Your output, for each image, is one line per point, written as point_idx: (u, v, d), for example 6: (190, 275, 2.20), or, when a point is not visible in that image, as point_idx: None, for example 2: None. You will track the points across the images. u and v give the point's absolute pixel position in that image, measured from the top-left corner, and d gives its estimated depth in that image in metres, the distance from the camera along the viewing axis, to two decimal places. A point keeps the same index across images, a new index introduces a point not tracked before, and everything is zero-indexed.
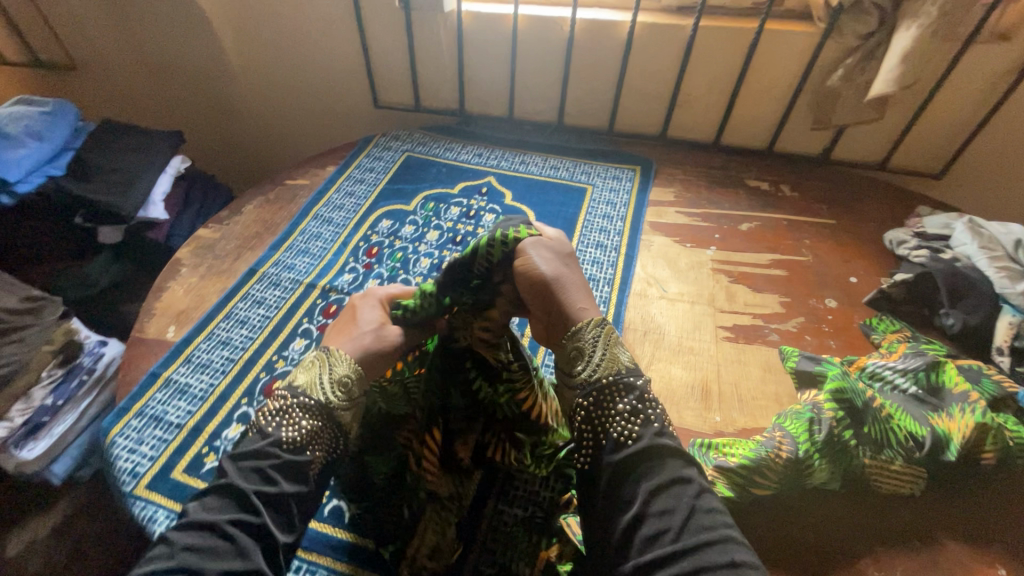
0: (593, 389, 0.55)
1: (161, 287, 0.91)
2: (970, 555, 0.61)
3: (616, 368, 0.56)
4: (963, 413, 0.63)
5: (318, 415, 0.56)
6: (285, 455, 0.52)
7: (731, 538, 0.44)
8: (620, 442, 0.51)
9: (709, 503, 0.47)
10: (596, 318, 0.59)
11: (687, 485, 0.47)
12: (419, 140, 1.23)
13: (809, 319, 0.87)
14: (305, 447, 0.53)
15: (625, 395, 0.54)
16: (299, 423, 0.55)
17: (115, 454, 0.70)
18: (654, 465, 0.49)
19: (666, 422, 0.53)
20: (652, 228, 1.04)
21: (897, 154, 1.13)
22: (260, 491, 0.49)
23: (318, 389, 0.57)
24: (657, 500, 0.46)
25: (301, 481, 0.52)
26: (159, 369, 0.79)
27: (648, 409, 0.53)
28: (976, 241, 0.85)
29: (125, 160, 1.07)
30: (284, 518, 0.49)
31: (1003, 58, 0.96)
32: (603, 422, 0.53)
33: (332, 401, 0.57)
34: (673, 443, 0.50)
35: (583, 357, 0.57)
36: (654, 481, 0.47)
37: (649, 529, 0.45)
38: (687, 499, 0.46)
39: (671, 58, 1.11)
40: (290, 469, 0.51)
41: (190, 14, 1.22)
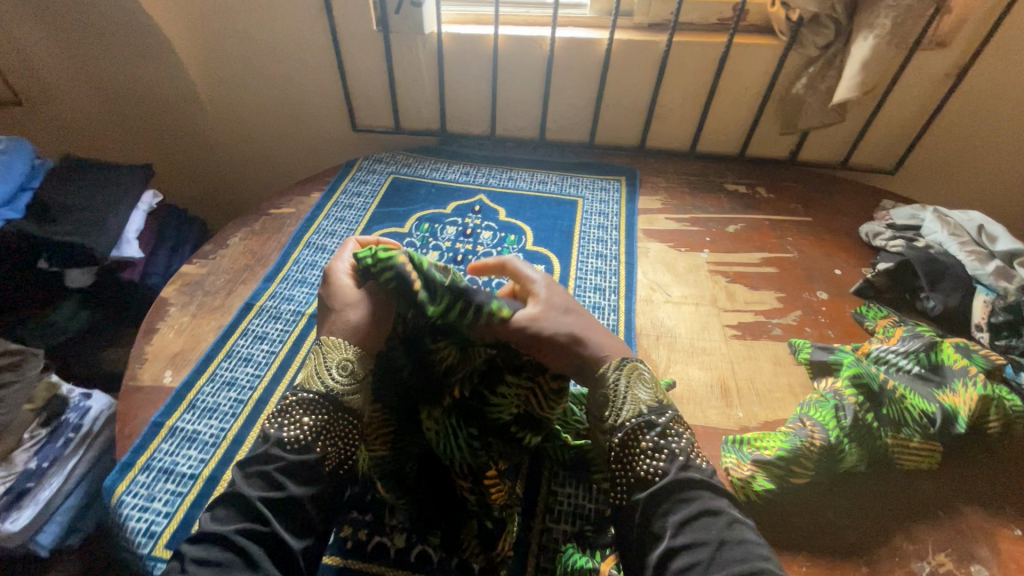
0: (618, 430, 0.54)
1: (150, 330, 0.85)
2: (988, 519, 0.65)
3: (639, 409, 0.55)
4: (966, 388, 0.68)
5: (320, 408, 0.55)
6: (288, 456, 0.52)
7: (762, 568, 0.44)
8: (647, 478, 0.51)
9: (740, 534, 0.46)
10: (615, 358, 0.58)
11: (716, 516, 0.47)
12: (403, 161, 1.22)
13: (806, 312, 0.92)
14: (311, 445, 0.53)
15: (649, 431, 0.53)
16: (302, 421, 0.55)
17: (125, 515, 0.64)
18: (683, 497, 0.49)
19: (693, 453, 0.52)
20: (646, 236, 1.07)
21: (857, 154, 1.22)
22: (266, 497, 0.49)
23: (319, 379, 0.57)
24: (686, 532, 0.46)
25: (311, 481, 0.52)
26: (162, 418, 0.73)
27: (673, 442, 0.53)
28: (945, 229, 0.93)
29: (93, 198, 1.00)
30: (296, 522, 0.49)
31: (944, 63, 1.05)
32: (629, 460, 0.53)
33: (333, 389, 0.56)
34: (701, 476, 0.50)
35: (611, 405, 0.56)
36: (682, 514, 0.47)
37: (681, 562, 0.45)
38: (717, 531, 0.46)
39: (647, 72, 1.15)
40: (297, 470, 0.51)
41: (151, 43, 1.17)
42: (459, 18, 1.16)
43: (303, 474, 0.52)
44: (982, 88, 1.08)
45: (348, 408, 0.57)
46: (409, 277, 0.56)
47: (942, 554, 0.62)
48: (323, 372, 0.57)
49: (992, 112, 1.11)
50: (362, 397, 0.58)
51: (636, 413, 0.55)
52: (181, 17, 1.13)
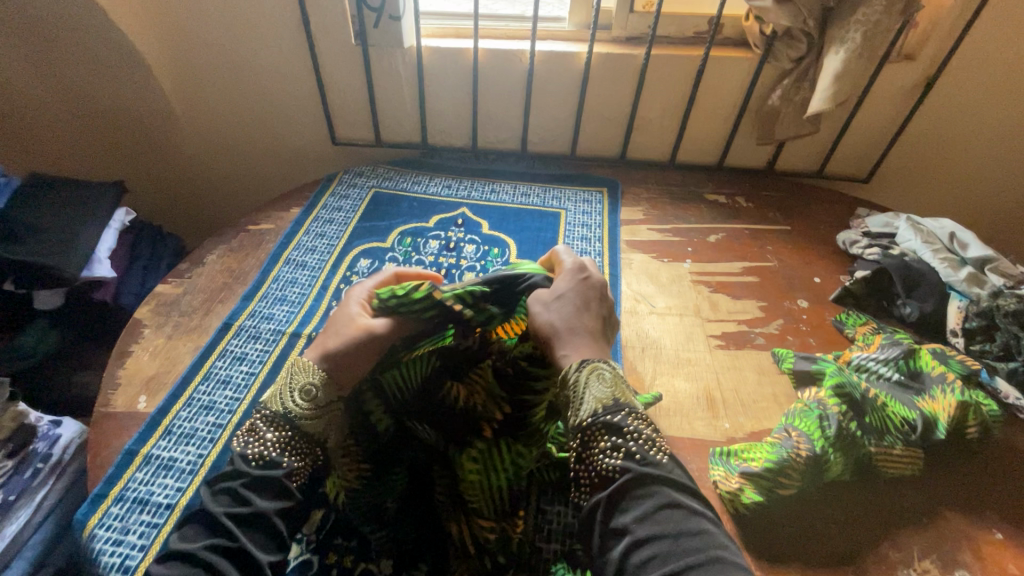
0: (576, 432, 0.52)
1: (123, 353, 0.82)
2: (970, 524, 0.66)
3: (596, 406, 0.52)
4: (945, 395, 0.70)
5: (284, 425, 0.55)
6: (253, 472, 0.51)
7: (722, 559, 0.41)
8: (606, 477, 0.48)
9: (701, 525, 0.43)
10: (576, 361, 0.55)
11: (674, 511, 0.44)
12: (384, 175, 1.21)
13: (788, 320, 0.93)
14: (276, 461, 0.53)
15: (608, 428, 0.50)
16: (266, 438, 0.54)
17: (97, 550, 0.62)
18: (640, 492, 0.46)
19: (654, 448, 0.49)
20: (629, 247, 1.07)
21: (832, 163, 1.24)
22: (232, 513, 0.48)
23: (282, 399, 0.57)
24: (645, 529, 0.44)
25: (279, 497, 0.51)
26: (136, 446, 0.71)
27: (632, 437, 0.49)
28: (919, 237, 0.95)
29: (62, 216, 0.97)
30: (265, 537, 0.48)
31: (912, 75, 1.08)
32: (588, 463, 0.50)
33: (294, 407, 0.56)
34: (661, 470, 0.47)
35: (573, 405, 0.53)
36: (640, 511, 0.45)
37: (637, 560, 0.42)
38: (675, 525, 0.43)
39: (627, 84, 1.16)
40: (263, 486, 0.51)
41: (121, 57, 1.14)
42: (438, 32, 1.16)
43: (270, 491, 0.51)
44: (949, 99, 1.12)
45: (311, 427, 0.56)
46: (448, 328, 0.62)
47: (928, 561, 0.63)
48: (287, 394, 0.57)
49: (959, 121, 1.14)
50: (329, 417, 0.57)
51: (594, 410, 0.51)
52: (153, 31, 1.11)
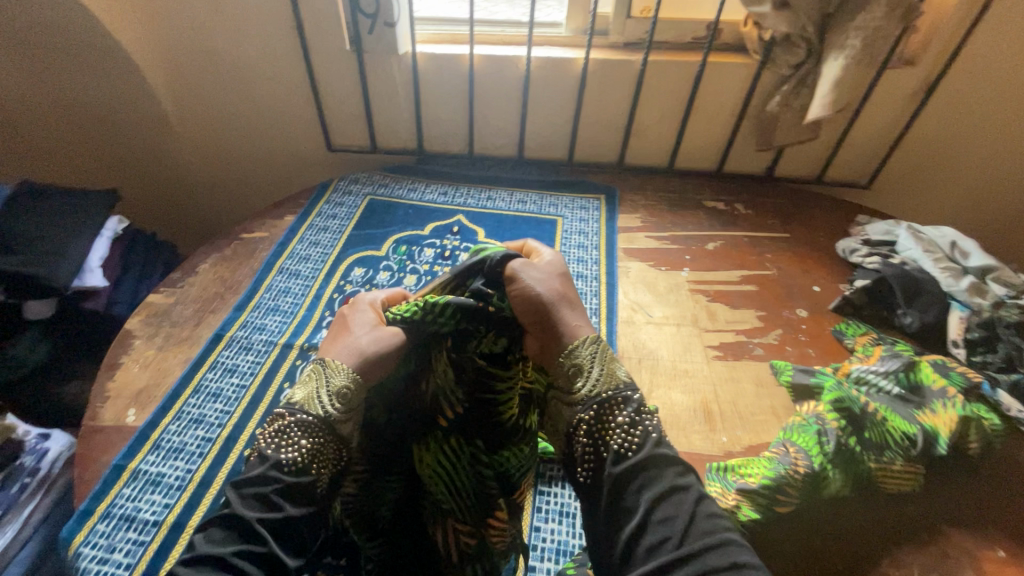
0: (591, 404, 0.52)
1: (113, 364, 0.81)
2: (972, 542, 0.65)
3: (612, 385, 0.54)
4: (945, 409, 0.69)
5: (319, 432, 0.55)
6: (287, 477, 0.51)
7: (732, 541, 0.44)
8: (620, 452, 0.49)
9: (710, 508, 0.46)
10: (591, 335, 0.56)
11: (688, 492, 0.46)
12: (380, 181, 1.20)
13: (786, 330, 0.92)
14: (308, 468, 0.52)
15: (623, 408, 0.52)
16: (299, 443, 0.53)
17: (82, 569, 0.61)
18: (656, 472, 0.47)
19: (664, 431, 0.51)
20: (626, 255, 1.06)
21: (832, 169, 1.23)
22: (264, 519, 0.47)
23: (316, 404, 0.56)
24: (660, 507, 0.45)
25: (309, 503, 0.51)
26: (124, 461, 0.70)
27: (647, 419, 0.51)
28: (919, 246, 0.94)
29: (52, 225, 0.96)
30: (294, 543, 0.48)
31: (913, 81, 1.07)
32: (602, 435, 0.50)
33: (331, 414, 0.55)
34: (673, 452, 0.49)
35: (582, 374, 0.54)
36: (655, 489, 0.46)
37: (652, 539, 0.43)
38: (688, 505, 0.45)
39: (624, 90, 1.15)
40: (295, 493, 0.50)
41: (115, 63, 1.13)
42: (434, 37, 1.15)
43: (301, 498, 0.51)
44: (950, 105, 1.10)
45: (340, 435, 0.56)
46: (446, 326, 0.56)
47: None
48: (318, 399, 0.56)
49: (961, 128, 1.13)
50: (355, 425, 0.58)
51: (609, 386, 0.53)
52: (146, 36, 1.10)
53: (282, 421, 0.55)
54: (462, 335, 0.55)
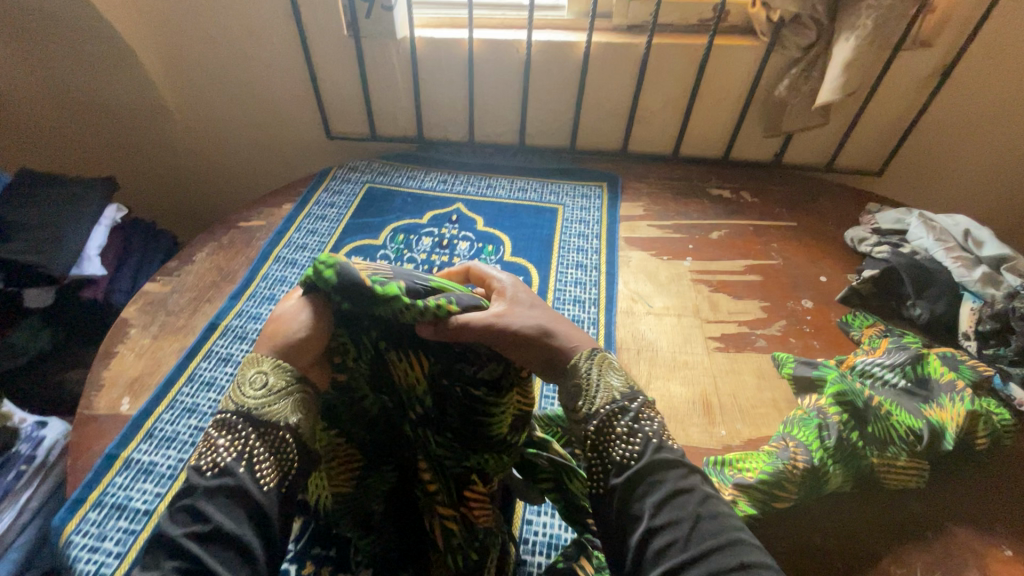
0: (592, 419, 0.49)
1: (109, 353, 0.82)
2: (977, 539, 0.63)
3: (612, 395, 0.50)
4: (953, 403, 0.66)
5: (237, 424, 0.48)
6: (207, 481, 0.45)
7: (740, 541, 0.41)
8: (621, 462, 0.46)
9: (715, 508, 0.43)
10: (588, 349, 0.53)
11: (691, 495, 0.43)
12: (379, 169, 1.19)
13: (791, 321, 0.89)
14: (231, 466, 0.46)
15: (623, 417, 0.49)
16: (219, 443, 0.48)
17: (73, 556, 0.61)
18: (657, 476, 0.44)
19: (666, 435, 0.48)
20: (628, 244, 1.04)
21: (843, 156, 1.19)
22: (189, 532, 0.42)
23: (238, 397, 0.50)
24: (664, 512, 0.43)
25: (240, 504, 0.44)
26: (117, 450, 0.70)
27: (646, 424, 0.48)
28: (931, 235, 0.90)
29: (50, 214, 0.96)
30: (231, 549, 0.42)
31: (929, 63, 1.03)
32: (603, 448, 0.47)
33: (248, 403, 0.49)
34: (675, 456, 0.46)
35: (584, 394, 0.50)
36: (659, 496, 0.43)
37: (659, 544, 0.41)
38: (692, 509, 0.42)
39: (627, 74, 1.12)
40: (221, 496, 0.44)
41: (114, 51, 1.13)
42: (433, 21, 1.12)
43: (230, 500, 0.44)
44: (968, 88, 1.06)
45: (271, 420, 0.49)
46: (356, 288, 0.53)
47: None
48: (239, 393, 0.51)
49: (979, 112, 1.09)
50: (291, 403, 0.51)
51: (611, 398, 0.49)
52: (142, 22, 1.09)
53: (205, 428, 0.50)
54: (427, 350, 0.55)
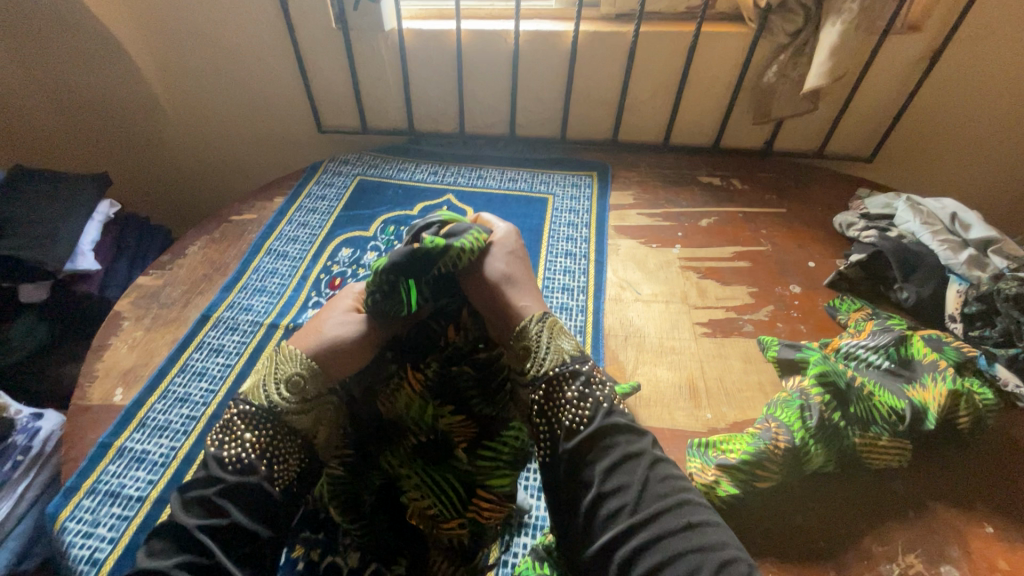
0: (541, 382, 0.54)
1: (102, 345, 0.83)
2: (960, 517, 0.64)
3: (562, 358, 0.55)
4: (935, 383, 0.66)
5: (263, 423, 0.54)
6: (230, 478, 0.50)
7: (687, 501, 0.46)
8: (573, 429, 0.50)
9: (663, 471, 0.47)
10: (538, 312, 0.58)
11: (639, 459, 0.47)
12: (370, 162, 1.19)
13: (778, 306, 0.90)
14: (254, 466, 0.51)
15: (573, 381, 0.54)
16: (243, 438, 0.53)
17: (68, 542, 0.63)
18: (607, 442, 0.49)
19: (615, 400, 0.53)
20: (617, 232, 1.04)
21: (833, 142, 1.19)
22: (207, 525, 0.46)
23: (262, 393, 0.56)
24: (614, 477, 0.46)
25: (256, 506, 0.50)
26: (110, 438, 0.71)
27: (596, 390, 0.53)
28: (917, 218, 0.91)
29: (44, 210, 0.97)
30: (243, 552, 0.47)
31: (917, 47, 1.03)
32: (555, 411, 0.52)
33: (278, 402, 0.55)
34: (625, 421, 0.50)
35: (532, 355, 0.56)
36: (609, 461, 0.47)
37: (608, 508, 0.45)
38: (641, 471, 0.47)
39: (616, 63, 1.12)
40: (241, 495, 0.50)
41: (105, 48, 1.13)
42: (421, 13, 1.13)
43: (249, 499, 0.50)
44: (957, 72, 1.06)
45: (294, 426, 0.56)
46: (405, 258, 0.57)
47: (912, 555, 0.60)
48: (267, 387, 0.56)
49: (968, 96, 1.09)
50: (315, 415, 0.57)
51: (559, 361, 0.55)
52: (133, 19, 1.10)
53: (228, 414, 0.55)
54: (417, 356, 0.60)
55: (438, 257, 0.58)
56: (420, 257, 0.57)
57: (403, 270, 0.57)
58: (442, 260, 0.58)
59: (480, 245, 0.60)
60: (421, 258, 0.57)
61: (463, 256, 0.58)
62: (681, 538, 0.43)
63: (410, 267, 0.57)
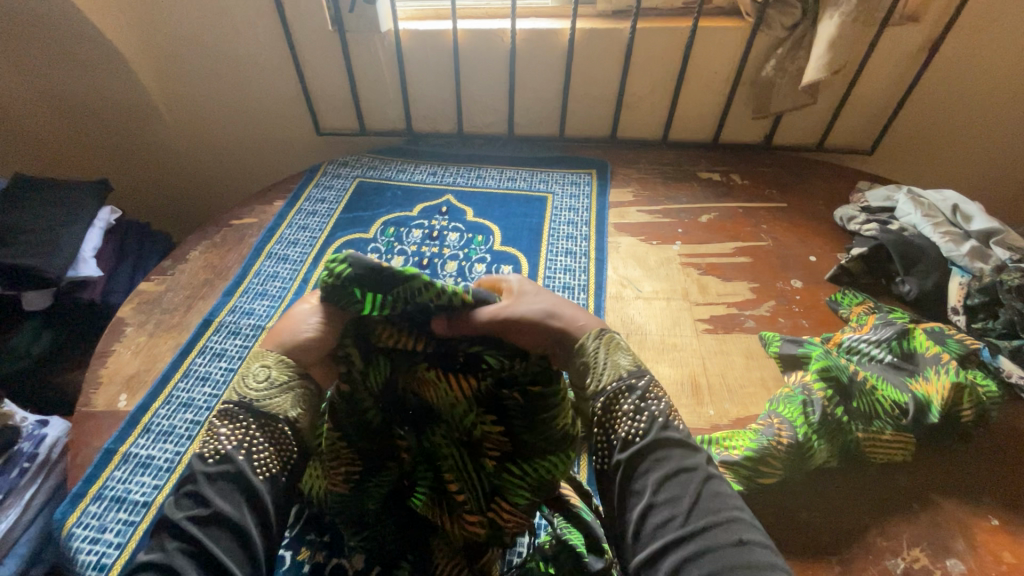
0: (599, 398, 0.52)
1: (105, 352, 0.83)
2: (964, 510, 0.64)
3: (619, 374, 0.53)
4: (938, 375, 0.66)
5: (239, 415, 0.53)
6: (208, 469, 0.48)
7: (740, 519, 0.44)
8: (627, 440, 0.49)
9: (716, 487, 0.46)
10: (594, 329, 0.55)
11: (693, 473, 0.46)
12: (369, 164, 1.19)
13: (779, 302, 0.90)
14: (231, 455, 0.50)
15: (629, 395, 0.52)
16: (221, 432, 0.52)
17: (75, 548, 0.63)
18: (660, 453, 0.47)
19: (672, 413, 0.51)
20: (617, 230, 1.04)
21: (833, 135, 1.19)
22: (191, 517, 0.45)
23: (240, 386, 0.54)
24: (665, 488, 0.45)
25: (239, 494, 0.48)
26: (115, 445, 0.72)
27: (652, 404, 0.51)
28: (919, 210, 0.91)
29: (44, 219, 0.97)
30: (232, 539, 0.45)
31: (916, 39, 1.02)
32: (609, 424, 0.51)
33: (251, 394, 0.54)
34: (680, 435, 0.49)
35: (591, 372, 0.53)
36: (662, 474, 0.46)
37: (658, 518, 0.44)
38: (693, 486, 0.45)
39: (613, 60, 1.12)
40: (220, 484, 0.48)
41: (102, 55, 1.14)
42: (418, 14, 1.12)
43: (231, 488, 0.48)
44: (956, 62, 1.05)
45: (272, 410, 0.53)
46: (368, 264, 0.51)
47: (917, 549, 0.60)
48: (242, 382, 0.55)
49: (968, 87, 1.08)
50: (292, 398, 0.54)
51: (619, 375, 0.53)
52: (130, 24, 1.10)
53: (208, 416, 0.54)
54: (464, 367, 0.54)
55: (400, 284, 0.51)
56: (383, 274, 0.51)
57: (361, 276, 0.51)
58: (400, 291, 0.51)
59: (454, 297, 0.52)
60: (391, 271, 0.51)
61: (432, 296, 0.51)
62: (731, 555, 0.41)
63: (366, 277, 0.51)
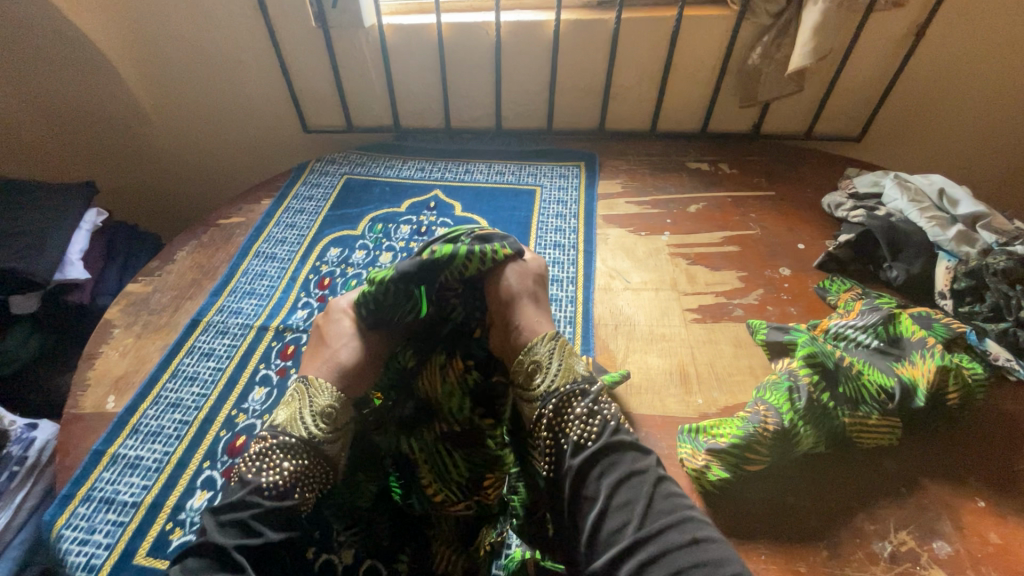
0: (552, 397, 0.57)
1: (93, 354, 0.83)
2: (952, 493, 0.64)
3: (572, 377, 0.59)
4: (924, 359, 0.66)
5: (301, 454, 0.58)
6: (268, 503, 0.53)
7: (692, 518, 0.46)
8: (581, 443, 0.53)
9: (668, 489, 0.49)
10: (549, 334, 0.63)
11: (644, 476, 0.49)
12: (357, 160, 1.18)
13: (768, 290, 0.90)
14: (290, 491, 0.55)
15: (581, 399, 0.57)
16: (281, 465, 0.56)
17: (64, 550, 0.63)
18: (612, 459, 0.51)
19: (622, 418, 0.55)
20: (605, 222, 1.04)
21: (821, 123, 1.19)
22: (243, 546, 0.49)
23: (299, 425, 0.59)
24: (619, 493, 0.48)
25: (287, 527, 0.53)
26: (103, 446, 0.72)
27: (604, 408, 0.56)
28: (905, 196, 0.91)
29: (30, 222, 0.97)
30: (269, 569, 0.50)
31: (902, 23, 1.01)
32: (562, 426, 0.55)
33: (315, 434, 0.59)
34: (631, 438, 0.53)
35: (542, 370, 0.60)
36: (615, 476, 0.49)
37: (613, 524, 0.47)
38: (646, 488, 0.48)
39: (599, 49, 1.11)
40: (274, 517, 0.53)
41: (84, 56, 1.12)
42: (401, 8, 1.11)
43: (282, 521, 0.53)
44: (941, 47, 1.05)
45: (326, 452, 0.60)
46: (413, 272, 0.66)
47: (904, 532, 0.60)
48: (303, 420, 0.60)
49: (954, 71, 1.08)
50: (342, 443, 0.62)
51: (569, 380, 0.59)
52: (111, 25, 1.09)
53: (270, 444, 0.58)
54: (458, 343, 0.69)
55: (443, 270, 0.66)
56: (429, 270, 0.66)
57: (411, 281, 0.66)
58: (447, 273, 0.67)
59: (489, 258, 0.68)
60: (432, 265, 0.66)
61: (473, 263, 0.67)
62: (683, 556, 0.43)
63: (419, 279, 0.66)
